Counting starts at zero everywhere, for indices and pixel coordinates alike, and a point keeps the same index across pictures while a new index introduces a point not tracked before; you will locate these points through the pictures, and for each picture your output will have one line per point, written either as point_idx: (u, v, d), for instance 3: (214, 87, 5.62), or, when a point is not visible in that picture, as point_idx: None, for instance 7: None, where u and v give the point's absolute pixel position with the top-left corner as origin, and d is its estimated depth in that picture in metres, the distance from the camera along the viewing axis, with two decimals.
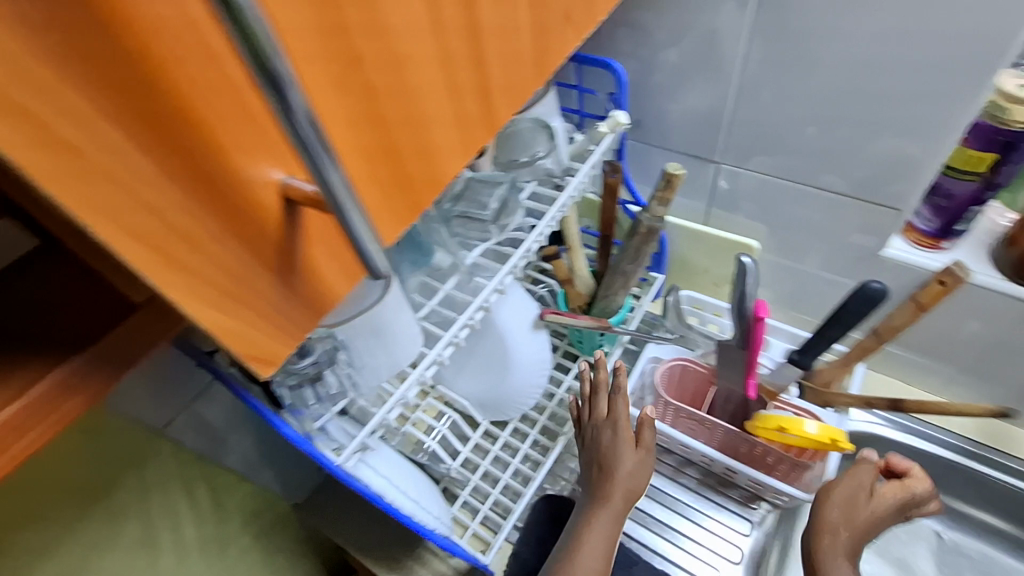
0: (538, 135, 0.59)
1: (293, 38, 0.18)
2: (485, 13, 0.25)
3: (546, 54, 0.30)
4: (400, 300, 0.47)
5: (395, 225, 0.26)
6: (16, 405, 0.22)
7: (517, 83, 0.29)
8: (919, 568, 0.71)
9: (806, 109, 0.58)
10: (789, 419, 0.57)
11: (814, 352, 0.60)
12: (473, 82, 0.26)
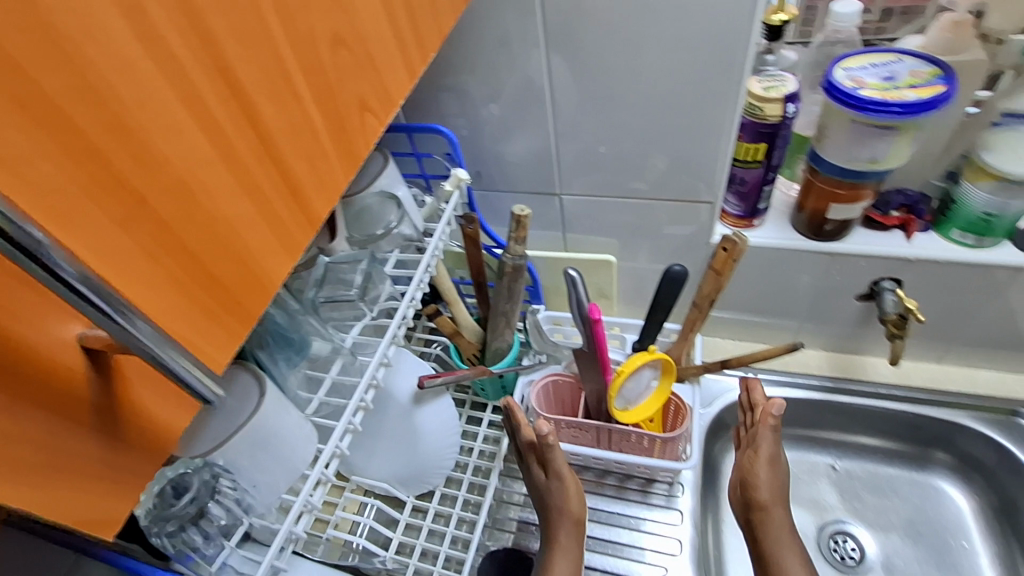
0: (387, 205, 0.60)
1: (30, 200, 0.17)
2: (272, 113, 0.25)
3: (353, 140, 0.31)
4: (287, 401, 0.45)
5: (225, 337, 0.25)
6: None
7: (328, 175, 0.30)
8: (826, 502, 0.79)
9: (617, 134, 0.65)
10: (628, 363, 0.64)
11: (650, 335, 0.67)
12: (273, 186, 0.26)
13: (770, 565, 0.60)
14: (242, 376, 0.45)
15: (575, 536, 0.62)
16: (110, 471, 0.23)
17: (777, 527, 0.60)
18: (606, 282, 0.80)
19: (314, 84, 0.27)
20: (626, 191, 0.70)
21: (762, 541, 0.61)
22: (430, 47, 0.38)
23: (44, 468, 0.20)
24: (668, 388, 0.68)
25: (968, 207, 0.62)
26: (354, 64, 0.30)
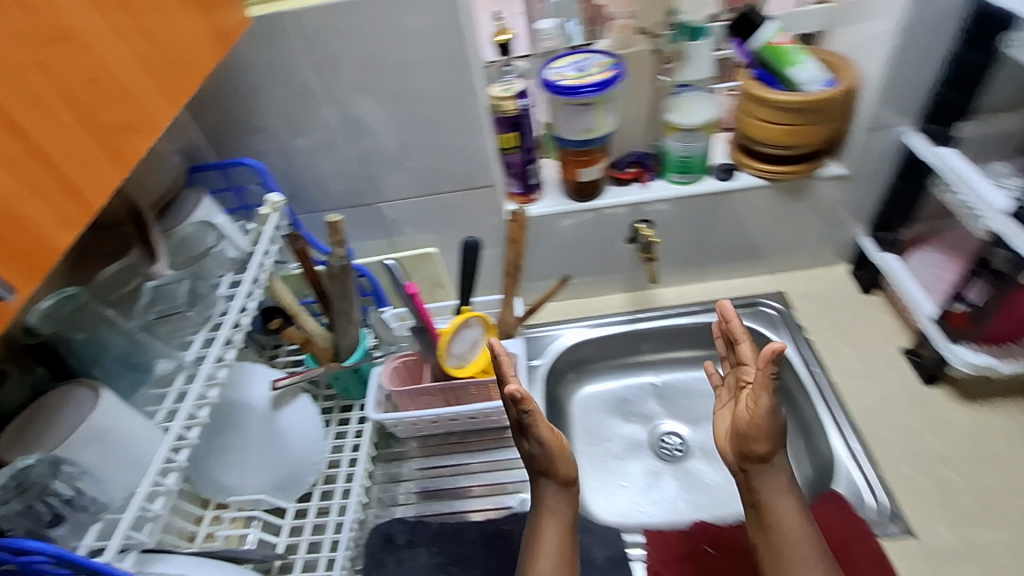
0: (207, 232, 0.68)
1: None
2: (39, 124, 0.34)
3: (124, 151, 0.41)
4: (126, 404, 0.53)
5: (24, 287, 0.33)
6: None
7: (107, 175, 0.39)
8: (650, 412, 0.97)
9: (405, 145, 0.79)
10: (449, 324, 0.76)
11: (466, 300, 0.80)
12: (50, 176, 0.35)
13: (765, 510, 0.64)
14: (80, 391, 0.52)
15: (564, 514, 0.67)
16: None
17: (774, 481, 0.64)
18: (434, 273, 0.93)
19: (76, 110, 0.37)
20: (426, 189, 0.84)
21: (759, 489, 0.65)
22: (188, 81, 0.48)
23: None
24: (490, 341, 0.82)
25: (672, 154, 0.83)
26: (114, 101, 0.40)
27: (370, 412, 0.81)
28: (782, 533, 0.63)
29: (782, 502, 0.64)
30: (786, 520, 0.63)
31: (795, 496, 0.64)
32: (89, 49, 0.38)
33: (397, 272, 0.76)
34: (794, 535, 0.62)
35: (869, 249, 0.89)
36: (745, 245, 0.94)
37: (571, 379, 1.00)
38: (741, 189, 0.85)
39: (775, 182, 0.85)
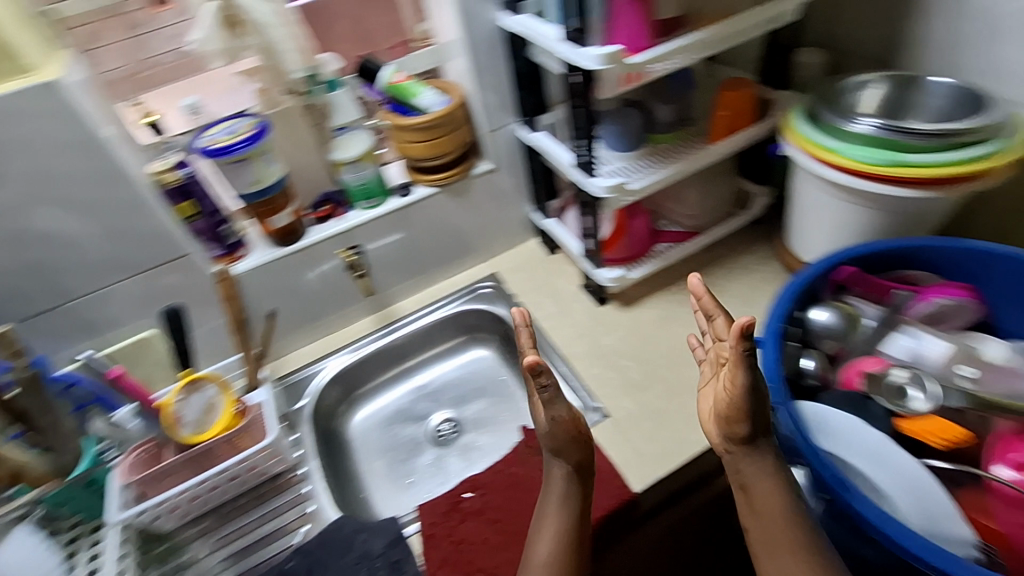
0: None
1: None
2: None
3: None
4: None
5: None
6: None
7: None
8: (421, 409, 1.08)
9: (73, 241, 0.78)
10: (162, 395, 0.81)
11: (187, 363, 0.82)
12: None
13: (752, 488, 0.60)
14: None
15: (560, 516, 0.66)
16: None
17: (759, 462, 0.60)
18: (160, 357, 0.90)
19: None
20: (118, 276, 0.83)
21: (741, 468, 0.61)
22: None
23: None
24: (230, 399, 0.83)
25: (350, 185, 0.97)
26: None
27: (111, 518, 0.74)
28: (758, 505, 0.60)
29: (769, 483, 0.60)
30: (767, 490, 0.59)
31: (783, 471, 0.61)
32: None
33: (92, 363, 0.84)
34: (778, 509, 0.59)
35: (539, 221, 1.12)
36: (449, 243, 1.12)
37: (341, 409, 1.06)
38: (416, 201, 1.01)
39: (445, 186, 1.03)
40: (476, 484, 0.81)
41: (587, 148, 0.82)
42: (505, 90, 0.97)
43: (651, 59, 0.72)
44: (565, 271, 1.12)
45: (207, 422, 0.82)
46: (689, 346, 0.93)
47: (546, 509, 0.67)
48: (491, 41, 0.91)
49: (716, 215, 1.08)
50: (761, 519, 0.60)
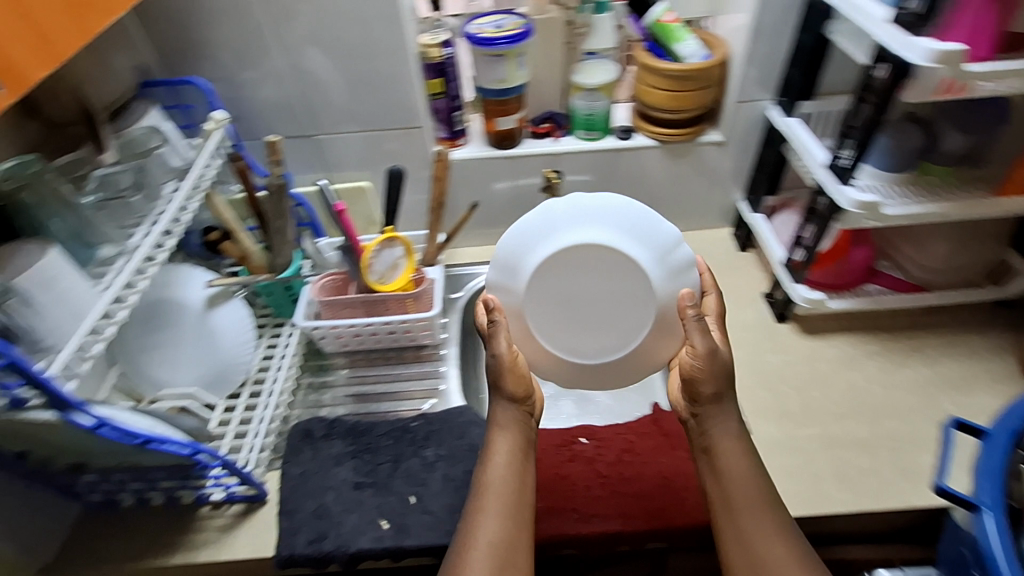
0: (151, 133, 0.76)
1: None
2: None
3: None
4: (70, 267, 0.59)
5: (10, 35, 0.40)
6: None
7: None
8: None
9: (342, 86, 0.89)
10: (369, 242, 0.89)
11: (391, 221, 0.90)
12: None
13: (717, 464, 0.68)
14: (14, 246, 0.59)
15: (513, 437, 0.72)
16: None
17: (722, 417, 0.69)
18: (365, 205, 1.00)
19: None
20: (366, 123, 0.94)
21: (709, 437, 0.69)
22: None
23: None
24: (412, 266, 0.93)
25: (577, 112, 0.95)
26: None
27: (301, 316, 0.90)
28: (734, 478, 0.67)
29: (729, 442, 0.69)
30: (736, 456, 0.67)
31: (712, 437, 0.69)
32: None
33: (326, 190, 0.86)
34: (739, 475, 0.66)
35: (747, 213, 1.03)
36: (645, 203, 1.06)
37: None
38: (633, 148, 0.97)
39: (665, 144, 0.98)
40: (594, 434, 0.82)
41: (852, 153, 0.73)
42: (773, 62, 0.88)
43: (988, 70, 0.61)
44: (749, 273, 1.03)
45: (384, 275, 0.92)
46: (867, 405, 0.82)
47: (497, 416, 0.73)
48: (783, 5, 0.82)
49: (962, 277, 0.91)
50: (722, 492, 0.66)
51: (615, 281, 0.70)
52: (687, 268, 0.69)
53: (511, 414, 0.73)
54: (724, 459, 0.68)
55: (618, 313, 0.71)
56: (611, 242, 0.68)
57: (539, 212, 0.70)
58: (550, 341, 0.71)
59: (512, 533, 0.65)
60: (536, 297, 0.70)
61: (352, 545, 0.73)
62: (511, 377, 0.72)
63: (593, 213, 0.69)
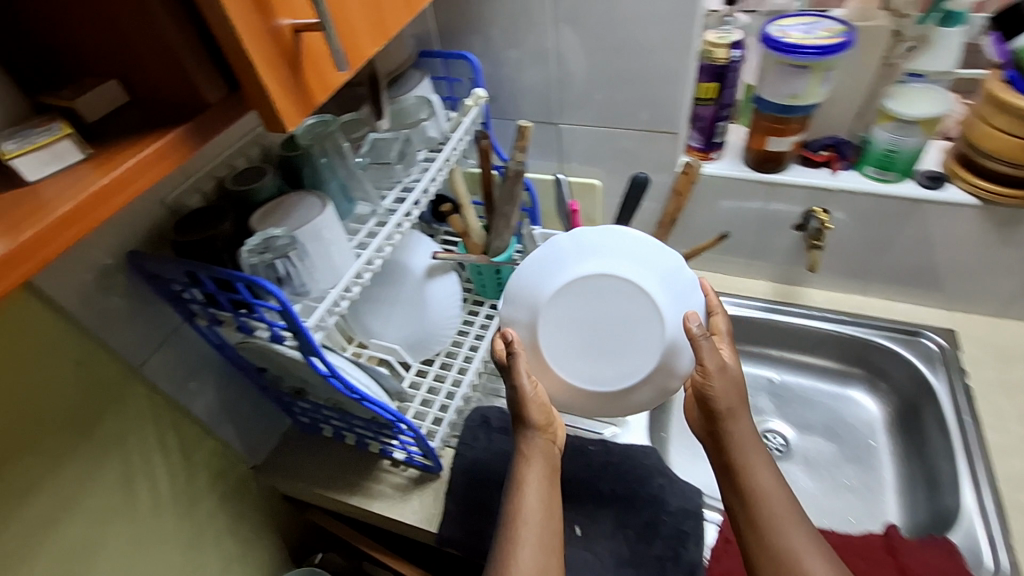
0: (420, 104, 0.78)
1: None
2: None
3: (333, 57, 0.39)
4: (335, 222, 0.63)
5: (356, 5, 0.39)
6: (123, 167, 0.31)
7: (321, 81, 0.38)
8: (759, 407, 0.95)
9: (602, 76, 0.84)
10: None
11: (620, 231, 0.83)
12: None
13: (744, 480, 0.65)
14: (298, 195, 0.64)
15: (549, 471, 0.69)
16: (266, 47, 0.34)
17: (742, 435, 0.66)
18: (590, 204, 0.96)
19: (251, 27, 0.32)
20: (616, 119, 0.87)
21: (738, 456, 0.66)
22: None
23: (262, 36, 0.33)
24: None
25: (876, 145, 0.78)
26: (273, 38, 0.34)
27: None
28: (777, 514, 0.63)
29: (757, 460, 0.66)
30: (763, 473, 0.65)
31: (750, 473, 0.65)
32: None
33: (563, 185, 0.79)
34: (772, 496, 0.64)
35: None
36: (926, 269, 0.85)
37: None
38: (938, 201, 0.77)
39: (989, 204, 0.76)
40: None
41: None
42: None
43: None
44: None
45: None
46: None
47: (533, 442, 0.70)
48: None
49: None
50: (757, 535, 0.63)
51: (624, 309, 0.71)
52: (694, 294, 0.71)
53: (540, 440, 0.70)
54: (755, 489, 0.65)
55: (627, 340, 0.72)
56: (626, 270, 0.70)
57: (545, 248, 0.74)
58: (573, 374, 0.72)
59: (554, 567, 0.62)
60: (550, 325, 0.72)
61: None
62: (540, 407, 0.70)
63: (600, 245, 0.72)
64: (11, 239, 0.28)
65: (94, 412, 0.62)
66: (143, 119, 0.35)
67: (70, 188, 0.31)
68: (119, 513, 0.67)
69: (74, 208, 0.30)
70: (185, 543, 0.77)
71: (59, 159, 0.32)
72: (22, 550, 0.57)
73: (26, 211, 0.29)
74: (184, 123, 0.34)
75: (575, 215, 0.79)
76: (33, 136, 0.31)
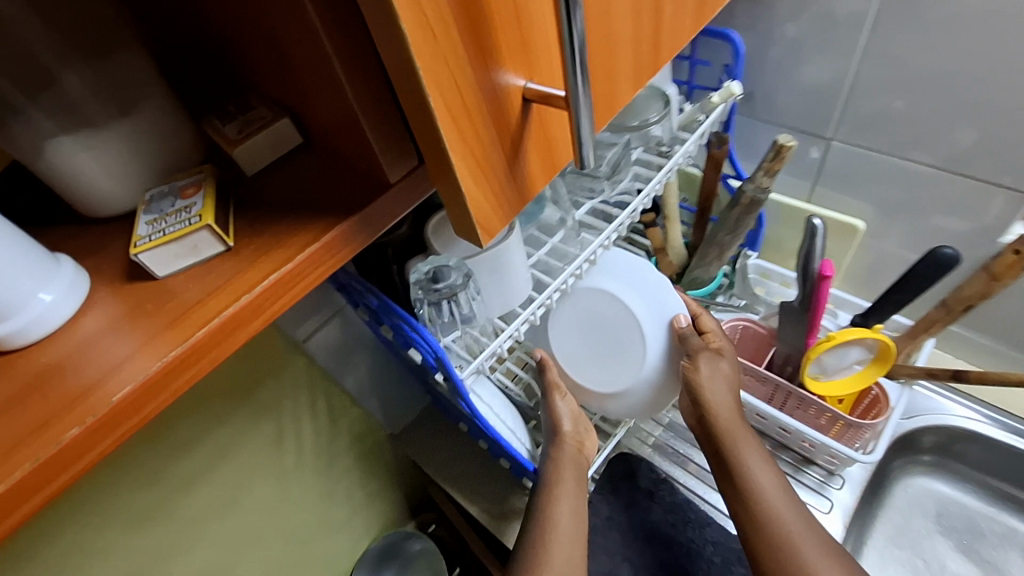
0: (651, 97, 0.61)
1: None
2: None
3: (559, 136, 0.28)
4: (518, 247, 0.53)
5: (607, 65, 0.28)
6: (264, 283, 0.28)
7: (537, 173, 0.28)
8: (1009, 571, 0.71)
9: (925, 89, 0.59)
10: (841, 332, 0.60)
11: (879, 314, 0.61)
12: None
13: (744, 488, 0.58)
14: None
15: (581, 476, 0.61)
16: (477, 145, 0.24)
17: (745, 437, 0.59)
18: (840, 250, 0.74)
19: (468, 120, 0.23)
20: (921, 149, 0.63)
21: (739, 457, 0.59)
22: None
23: (475, 132, 0.23)
24: (874, 377, 0.63)
25: None
26: (497, 124, 0.24)
27: None
28: (792, 536, 0.55)
29: (766, 470, 0.58)
30: (764, 475, 0.58)
31: (755, 480, 0.58)
32: (465, 62, 0.21)
33: (819, 242, 0.57)
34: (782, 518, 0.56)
35: None
36: None
37: (921, 460, 0.78)
38: None
39: None
40: None
41: None
42: None
43: None
44: None
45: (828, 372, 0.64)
46: None
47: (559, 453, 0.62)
48: None
49: None
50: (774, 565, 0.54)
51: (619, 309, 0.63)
52: (670, 295, 0.61)
53: (570, 449, 0.62)
54: (763, 506, 0.56)
55: (618, 363, 0.63)
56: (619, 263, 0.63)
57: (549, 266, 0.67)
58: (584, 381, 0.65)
59: None
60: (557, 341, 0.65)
61: None
62: (570, 411, 0.63)
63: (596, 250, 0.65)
64: (149, 365, 0.26)
65: (255, 377, 0.63)
66: (302, 189, 0.31)
67: (206, 301, 0.28)
68: (267, 462, 0.70)
69: (205, 337, 0.27)
70: (321, 493, 0.81)
71: (193, 249, 0.29)
72: (181, 488, 0.62)
73: (165, 333, 0.27)
74: (349, 216, 0.29)
75: (825, 281, 0.58)
76: (184, 215, 0.29)
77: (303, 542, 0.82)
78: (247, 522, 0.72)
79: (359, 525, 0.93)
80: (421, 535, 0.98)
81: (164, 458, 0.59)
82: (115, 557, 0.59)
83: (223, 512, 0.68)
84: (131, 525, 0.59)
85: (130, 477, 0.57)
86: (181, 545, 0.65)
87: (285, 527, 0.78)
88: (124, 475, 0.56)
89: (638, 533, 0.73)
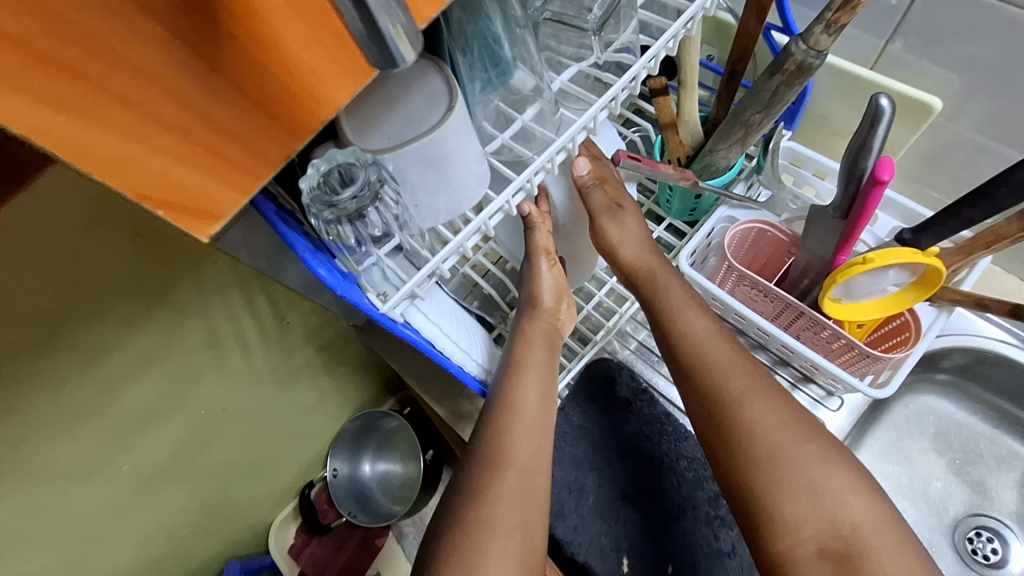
0: None
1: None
2: None
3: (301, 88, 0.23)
4: (467, 132, 0.38)
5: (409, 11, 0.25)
6: None
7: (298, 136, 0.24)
8: (998, 496, 0.68)
9: None
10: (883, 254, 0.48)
11: (936, 232, 0.48)
12: None
13: (677, 343, 0.52)
14: (419, 65, 0.37)
15: (538, 349, 0.53)
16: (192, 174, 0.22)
17: (674, 290, 0.54)
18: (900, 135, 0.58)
19: (185, 135, 0.21)
20: None
21: (670, 314, 0.53)
22: None
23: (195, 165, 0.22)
24: (910, 303, 0.52)
25: None
26: (171, 84, 0.20)
27: (685, 260, 0.61)
28: (717, 378, 0.50)
29: (707, 327, 0.52)
30: (699, 324, 0.52)
31: (676, 327, 0.52)
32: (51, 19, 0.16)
33: (884, 131, 0.42)
34: (732, 381, 0.49)
35: None
36: None
37: (935, 378, 0.71)
38: None
39: None
40: None
41: None
42: None
43: None
44: None
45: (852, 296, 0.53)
46: None
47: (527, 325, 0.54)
48: None
49: None
50: (723, 433, 0.48)
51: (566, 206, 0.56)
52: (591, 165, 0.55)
53: (544, 325, 0.55)
54: (711, 372, 0.50)
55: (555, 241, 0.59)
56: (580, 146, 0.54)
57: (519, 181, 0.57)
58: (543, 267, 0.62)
59: (535, 516, 0.46)
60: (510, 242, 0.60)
61: (583, 552, 0.64)
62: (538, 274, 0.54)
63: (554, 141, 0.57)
64: None
65: (164, 279, 0.52)
66: None
67: None
68: (205, 364, 0.63)
69: None
70: (279, 387, 0.76)
71: None
72: (97, 400, 0.55)
73: None
74: None
75: (879, 188, 0.43)
76: None
77: (267, 431, 0.80)
78: (193, 423, 0.67)
79: (331, 410, 0.91)
80: (396, 415, 0.97)
81: (65, 372, 0.50)
82: (44, 465, 0.55)
83: (161, 417, 0.62)
84: (48, 437, 0.53)
85: (26, 396, 0.49)
86: (119, 450, 0.61)
87: (244, 421, 0.74)
88: (20, 394, 0.48)
89: (610, 442, 0.68)
